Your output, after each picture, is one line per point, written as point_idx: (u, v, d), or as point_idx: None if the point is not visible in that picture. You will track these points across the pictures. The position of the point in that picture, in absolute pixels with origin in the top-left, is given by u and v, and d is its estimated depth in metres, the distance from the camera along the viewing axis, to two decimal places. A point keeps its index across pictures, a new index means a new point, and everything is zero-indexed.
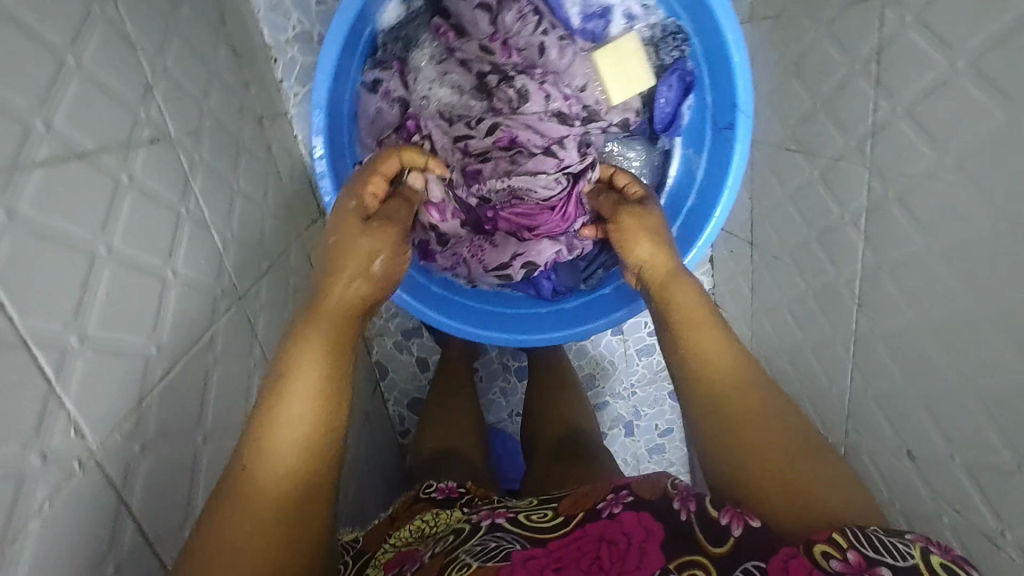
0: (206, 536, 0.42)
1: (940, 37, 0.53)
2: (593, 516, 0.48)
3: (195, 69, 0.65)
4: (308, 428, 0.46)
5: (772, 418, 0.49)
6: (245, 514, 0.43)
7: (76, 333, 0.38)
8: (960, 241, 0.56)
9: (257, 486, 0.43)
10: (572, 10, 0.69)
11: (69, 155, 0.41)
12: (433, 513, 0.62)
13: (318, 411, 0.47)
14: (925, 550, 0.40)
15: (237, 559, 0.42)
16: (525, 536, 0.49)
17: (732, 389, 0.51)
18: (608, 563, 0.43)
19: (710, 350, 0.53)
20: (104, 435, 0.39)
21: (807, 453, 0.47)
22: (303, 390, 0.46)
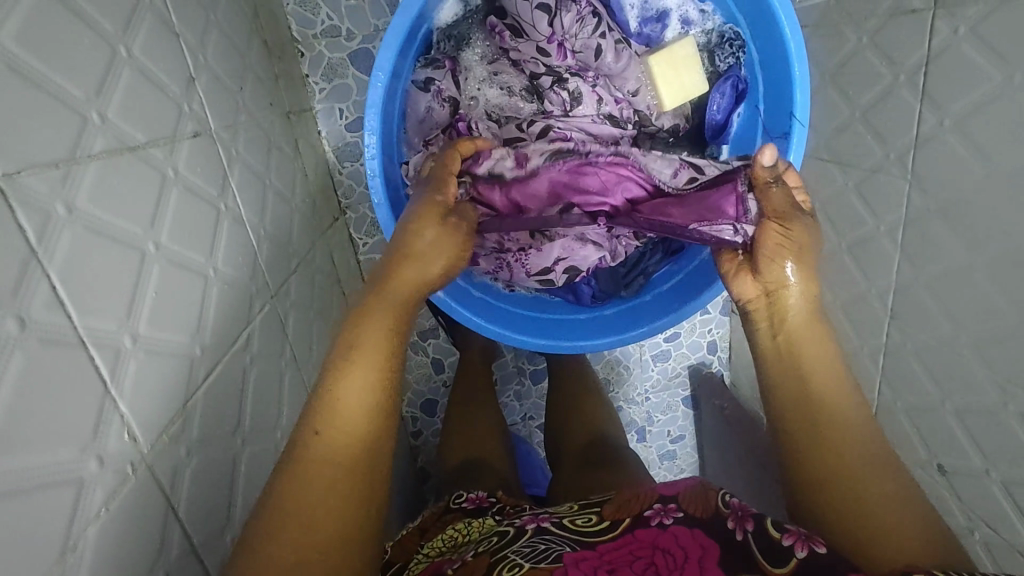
0: (279, 499, 0.44)
1: (997, 51, 0.53)
2: (641, 522, 0.52)
3: (231, 62, 0.64)
4: (376, 399, 0.48)
5: (898, 495, 0.45)
6: (312, 477, 0.44)
7: (129, 333, 0.37)
8: (1005, 256, 0.55)
9: (327, 452, 0.45)
10: (631, 14, 0.69)
11: (122, 148, 0.40)
12: (465, 522, 0.66)
13: (383, 385, 0.48)
14: None
15: (304, 522, 0.43)
16: (576, 540, 0.52)
17: (829, 416, 0.49)
18: (664, 568, 0.46)
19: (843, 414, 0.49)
20: (155, 439, 0.38)
21: (900, 497, 0.46)
22: (372, 364, 0.48)
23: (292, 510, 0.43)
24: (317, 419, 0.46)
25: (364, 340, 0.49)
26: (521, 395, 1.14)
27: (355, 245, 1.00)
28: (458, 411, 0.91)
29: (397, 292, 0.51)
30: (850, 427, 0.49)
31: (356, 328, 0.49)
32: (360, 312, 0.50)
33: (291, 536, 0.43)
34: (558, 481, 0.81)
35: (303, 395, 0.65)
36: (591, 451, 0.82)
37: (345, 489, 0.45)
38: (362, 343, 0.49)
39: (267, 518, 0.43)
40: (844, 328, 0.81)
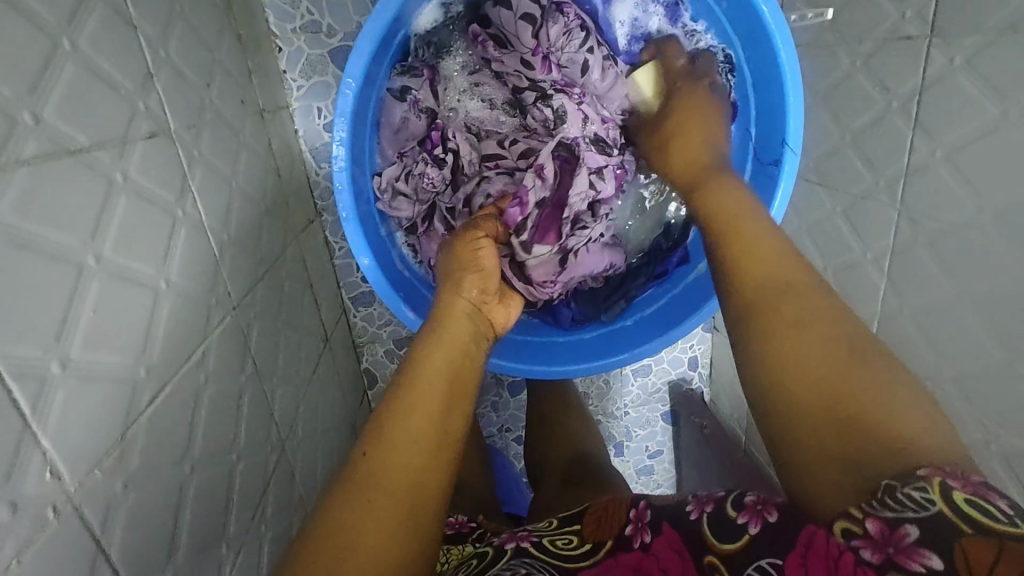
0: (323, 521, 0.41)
1: (993, 84, 0.52)
2: (624, 546, 0.48)
3: (198, 56, 0.60)
4: (436, 427, 0.46)
5: (819, 340, 0.44)
6: (362, 498, 0.41)
7: (58, 359, 0.34)
8: (992, 292, 0.54)
9: (381, 475, 0.43)
10: (620, 31, 0.68)
11: (60, 151, 0.36)
12: (444, 550, 0.62)
13: (442, 420, 0.46)
14: (945, 487, 0.34)
15: (351, 543, 0.39)
16: (555, 572, 0.49)
17: (799, 332, 0.45)
18: None
19: (754, 238, 0.50)
20: (83, 475, 0.35)
21: (880, 387, 0.41)
22: (433, 401, 0.47)
23: (339, 534, 0.40)
24: (370, 440, 0.45)
25: (423, 370, 0.48)
26: (498, 406, 1.11)
27: (330, 249, 0.97)
28: None
29: (456, 331, 0.52)
30: (816, 329, 0.44)
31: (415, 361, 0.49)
32: (420, 349, 0.50)
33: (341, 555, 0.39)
34: (536, 500, 0.78)
35: (264, 413, 0.61)
36: (570, 471, 0.79)
37: (399, 525, 0.41)
38: (420, 378, 0.48)
39: (309, 543, 0.40)
40: None
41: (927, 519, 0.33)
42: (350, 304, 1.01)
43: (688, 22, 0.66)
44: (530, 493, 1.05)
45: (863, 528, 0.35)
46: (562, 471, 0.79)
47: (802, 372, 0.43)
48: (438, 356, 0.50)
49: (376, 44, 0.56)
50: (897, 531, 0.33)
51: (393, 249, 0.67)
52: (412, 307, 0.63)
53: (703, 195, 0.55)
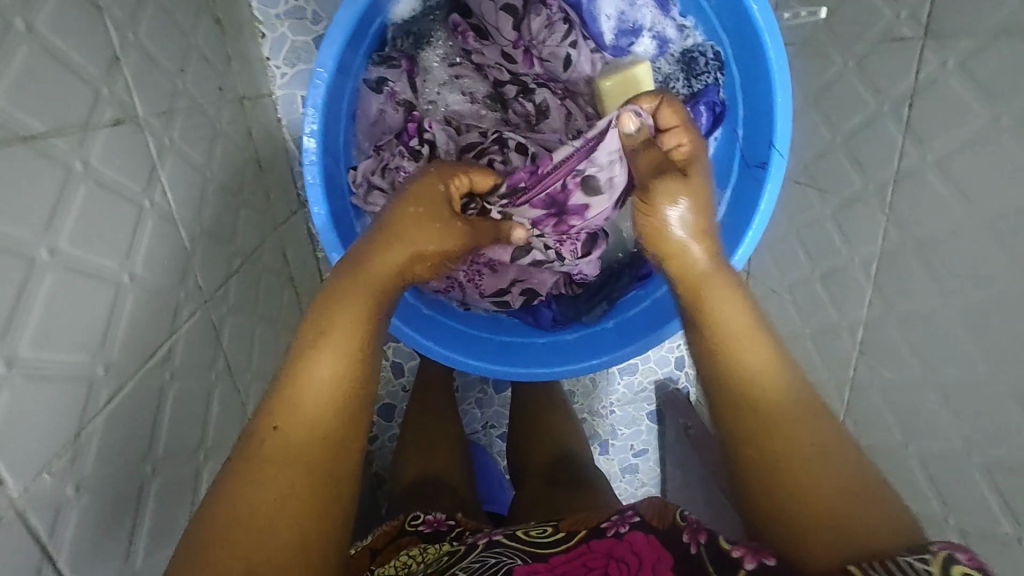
0: (233, 493, 0.41)
1: (986, 89, 0.51)
2: (598, 532, 0.50)
3: (172, 40, 0.58)
4: (349, 392, 0.45)
5: (802, 419, 0.46)
6: (271, 471, 0.42)
7: (3, 357, 0.32)
8: (978, 301, 0.54)
9: (288, 449, 0.42)
10: (606, 25, 0.64)
11: (9, 137, 0.35)
12: (420, 548, 0.61)
13: (346, 392, 0.45)
14: (948, 559, 0.36)
15: (268, 522, 0.40)
16: (529, 552, 0.51)
17: (764, 396, 0.47)
18: None
19: (745, 344, 0.49)
20: (30, 479, 0.33)
21: (829, 457, 0.45)
22: (344, 365, 0.45)
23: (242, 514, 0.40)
24: (279, 415, 0.43)
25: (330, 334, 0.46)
26: (482, 403, 1.10)
27: (313, 242, 0.95)
28: (415, 421, 0.87)
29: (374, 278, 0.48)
30: (771, 392, 0.47)
31: (322, 324, 0.46)
32: (327, 306, 0.47)
33: (259, 538, 0.40)
34: (518, 499, 0.77)
35: (235, 409, 0.60)
36: (552, 471, 0.78)
37: (296, 506, 0.41)
38: (334, 339, 0.45)
39: (212, 522, 0.40)
40: (813, 357, 0.79)
41: None
42: None
43: (676, 17, 0.64)
44: (513, 491, 1.05)
45: None
46: (545, 470, 0.78)
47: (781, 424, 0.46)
48: (349, 318, 0.46)
49: (347, 33, 0.55)
50: None
51: None
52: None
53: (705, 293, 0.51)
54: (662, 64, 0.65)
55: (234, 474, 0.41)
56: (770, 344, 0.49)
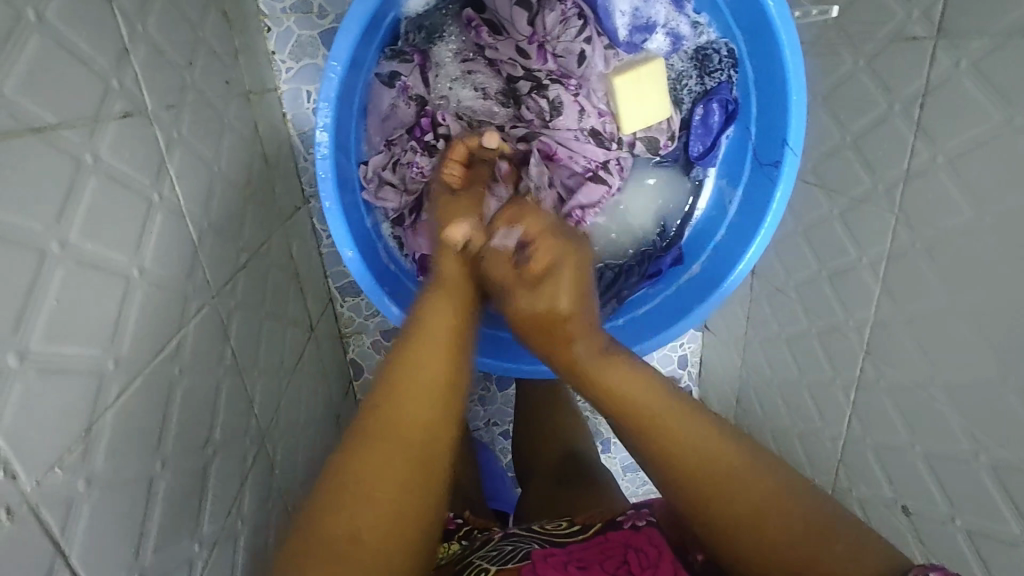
0: (344, 472, 0.44)
1: (999, 89, 0.50)
2: (613, 526, 0.54)
3: (180, 34, 0.58)
4: (446, 389, 0.48)
5: (736, 489, 0.46)
6: (374, 454, 0.44)
7: (16, 350, 0.32)
8: (988, 302, 0.53)
9: (386, 437, 0.45)
10: (620, 21, 0.64)
11: (20, 129, 0.34)
12: None
13: (447, 394, 0.48)
14: None
15: (371, 504, 0.43)
16: (547, 539, 0.54)
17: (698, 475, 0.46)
18: (637, 568, 0.47)
19: (666, 423, 0.48)
20: (42, 473, 0.33)
21: (722, 477, 0.46)
22: (437, 362, 0.48)
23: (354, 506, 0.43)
24: (375, 404, 0.47)
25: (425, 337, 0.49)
26: (485, 400, 1.10)
27: (317, 237, 0.95)
28: None
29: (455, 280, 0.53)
30: (692, 471, 0.46)
31: (418, 325, 0.50)
32: (422, 307, 0.51)
33: (356, 518, 0.43)
34: (524, 496, 0.77)
35: (243, 405, 0.60)
36: (558, 469, 0.79)
37: (405, 504, 0.44)
38: (424, 340, 0.49)
39: (324, 497, 0.44)
40: (818, 356, 0.80)
41: None
42: (337, 293, 1.00)
43: (690, 13, 0.63)
44: (518, 489, 1.05)
45: None
46: (550, 467, 0.78)
47: (659, 454, 0.47)
48: (443, 321, 0.51)
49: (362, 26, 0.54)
50: None
51: (378, 241, 0.65)
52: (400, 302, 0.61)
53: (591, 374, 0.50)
54: (674, 61, 0.66)
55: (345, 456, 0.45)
56: (683, 409, 0.48)
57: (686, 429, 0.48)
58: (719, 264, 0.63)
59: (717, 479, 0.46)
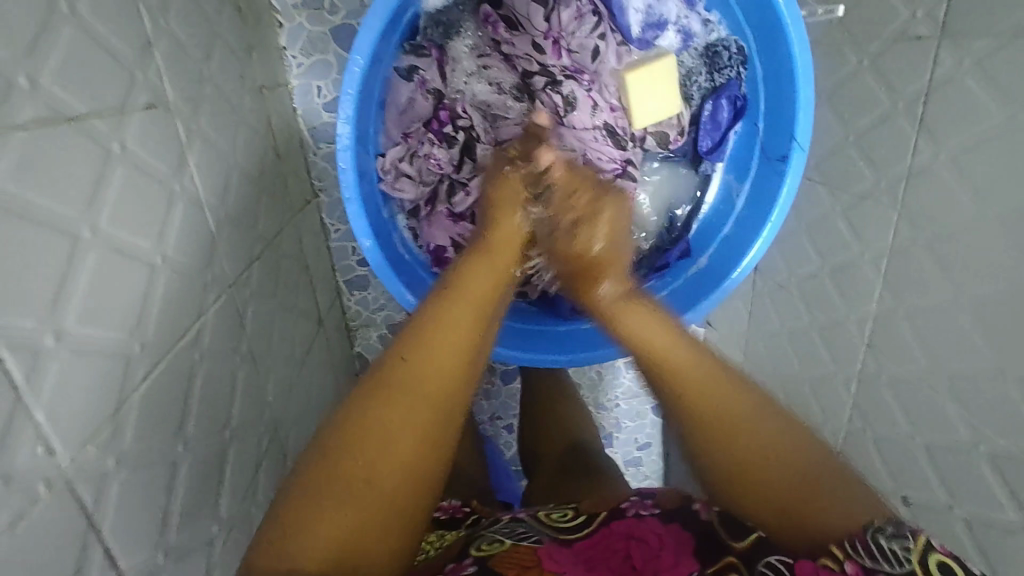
0: (365, 414, 0.44)
1: (1001, 88, 0.52)
2: (617, 514, 0.54)
3: (198, 28, 0.59)
4: (471, 349, 0.49)
5: (752, 437, 0.48)
6: (397, 397, 0.45)
7: (52, 331, 0.33)
8: (990, 296, 0.55)
9: (409, 378, 0.46)
10: (633, 18, 0.65)
11: (55, 118, 0.35)
12: (437, 534, 0.62)
13: (472, 355, 0.49)
14: (928, 547, 0.39)
15: (384, 444, 0.43)
16: (553, 534, 0.54)
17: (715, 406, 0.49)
18: (641, 562, 0.48)
19: (668, 344, 0.53)
20: (77, 450, 0.34)
21: (749, 429, 0.48)
22: (468, 314, 0.50)
23: (374, 441, 0.43)
24: (409, 345, 0.47)
25: (463, 295, 0.51)
26: (490, 394, 1.12)
27: (326, 232, 0.96)
28: None
29: (502, 248, 0.56)
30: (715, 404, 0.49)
31: (457, 278, 0.52)
32: (463, 263, 0.54)
33: (369, 455, 0.43)
34: (530, 487, 0.79)
35: (257, 393, 0.61)
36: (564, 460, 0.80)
37: (413, 454, 0.44)
38: (462, 293, 0.51)
39: (341, 430, 0.44)
40: (820, 351, 0.81)
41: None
42: (344, 287, 1.01)
43: (701, 11, 0.65)
44: (520, 483, 1.07)
45: (841, 566, 0.41)
46: (556, 458, 0.80)
47: (703, 412, 0.50)
48: (479, 280, 0.53)
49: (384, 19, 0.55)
50: None
51: (394, 231, 0.67)
52: (412, 290, 0.62)
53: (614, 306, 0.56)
54: (685, 57, 0.67)
55: (369, 399, 0.45)
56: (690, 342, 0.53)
57: (700, 373, 0.51)
58: (726, 256, 0.65)
59: (753, 425, 0.48)
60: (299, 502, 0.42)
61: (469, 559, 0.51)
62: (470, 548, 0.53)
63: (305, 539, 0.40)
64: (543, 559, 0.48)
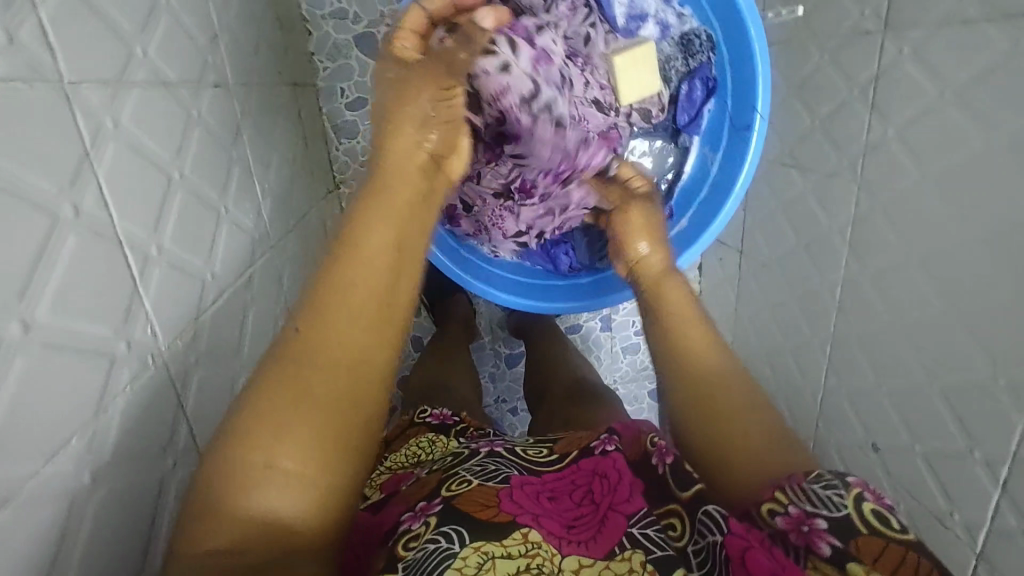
0: (264, 390, 0.40)
1: (933, 69, 0.61)
2: (587, 453, 0.55)
3: (248, 27, 0.69)
4: (380, 299, 0.44)
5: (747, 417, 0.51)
6: (300, 372, 0.40)
7: (155, 244, 0.41)
8: (937, 249, 0.63)
9: (314, 345, 0.41)
10: (618, 10, 0.75)
11: (158, 82, 0.44)
12: (429, 439, 0.71)
13: (382, 298, 0.44)
14: (860, 497, 0.42)
15: (291, 425, 0.39)
16: (524, 466, 0.55)
17: (723, 391, 0.52)
18: (599, 496, 0.50)
19: (694, 335, 0.57)
20: (170, 340, 0.42)
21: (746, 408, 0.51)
22: (371, 261, 0.44)
23: (306, 359, 0.41)
24: (305, 312, 0.42)
25: (386, 199, 0.48)
26: (496, 377, 1.19)
27: None
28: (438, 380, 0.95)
29: (400, 182, 0.50)
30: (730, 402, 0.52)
31: (355, 225, 0.46)
32: (359, 209, 0.47)
33: (274, 433, 0.39)
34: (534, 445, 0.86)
35: None
36: None
37: (350, 369, 0.41)
38: (361, 242, 0.45)
39: (242, 409, 0.40)
40: (799, 320, 0.89)
41: (838, 518, 0.41)
42: None
43: (676, 6, 0.74)
44: None
45: (787, 509, 0.43)
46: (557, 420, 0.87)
47: (706, 383, 0.53)
48: (380, 225, 0.46)
49: None
50: (810, 521, 0.41)
51: None
52: (445, 254, 0.78)
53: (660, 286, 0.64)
54: (664, 45, 0.75)
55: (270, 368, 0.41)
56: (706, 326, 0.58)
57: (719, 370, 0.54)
58: (706, 213, 0.75)
59: (736, 402, 0.51)
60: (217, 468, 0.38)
61: (439, 498, 0.50)
62: (442, 488, 0.52)
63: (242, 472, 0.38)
64: (503, 500, 0.49)
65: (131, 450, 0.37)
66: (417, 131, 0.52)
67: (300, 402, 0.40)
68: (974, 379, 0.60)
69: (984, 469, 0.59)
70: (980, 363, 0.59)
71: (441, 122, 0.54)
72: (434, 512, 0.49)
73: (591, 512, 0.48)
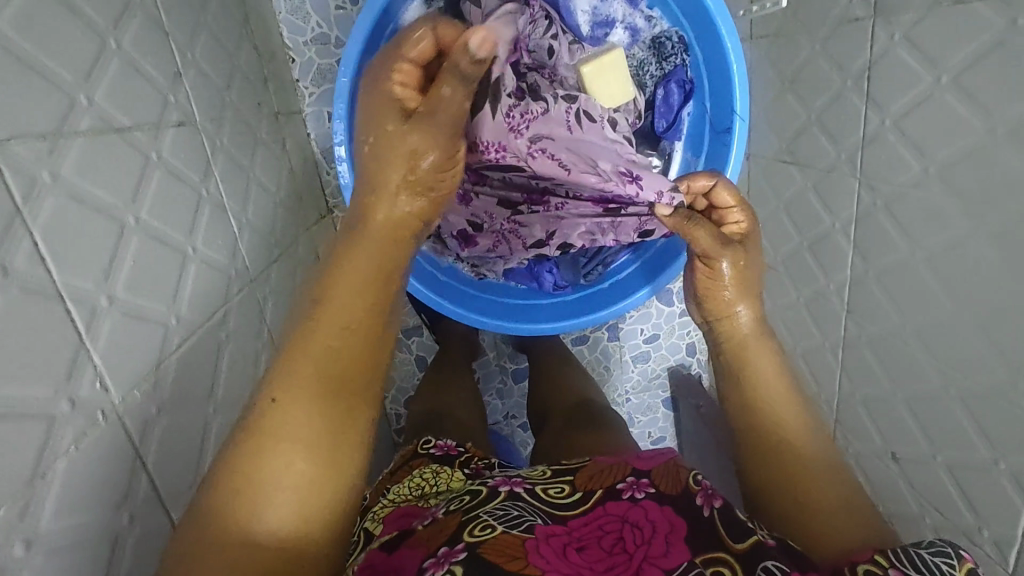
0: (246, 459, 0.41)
1: (928, 55, 0.57)
2: (613, 495, 0.53)
3: (219, 61, 0.68)
4: (347, 371, 0.45)
5: (823, 480, 0.52)
6: (278, 446, 0.41)
7: (106, 294, 0.41)
8: (944, 245, 0.58)
9: (286, 422, 0.42)
10: (582, 18, 0.73)
11: (108, 128, 0.44)
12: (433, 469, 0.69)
13: (355, 373, 0.46)
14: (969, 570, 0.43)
15: (271, 495, 0.40)
16: (547, 511, 0.52)
17: (793, 457, 0.54)
18: (632, 546, 0.47)
19: (770, 380, 0.59)
20: (125, 392, 0.41)
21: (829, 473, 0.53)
22: (334, 338, 0.46)
23: (279, 435, 0.42)
24: (279, 386, 0.44)
25: (344, 275, 0.48)
26: (503, 393, 1.17)
27: None
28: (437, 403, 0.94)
29: (367, 245, 0.50)
30: (812, 472, 0.53)
31: (325, 301, 0.47)
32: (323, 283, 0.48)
33: (259, 504, 0.40)
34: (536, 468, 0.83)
35: None
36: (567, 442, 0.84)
37: (332, 438, 0.43)
38: (323, 326, 0.46)
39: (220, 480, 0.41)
40: (808, 323, 0.84)
41: None
42: None
43: (644, 9, 0.73)
44: None
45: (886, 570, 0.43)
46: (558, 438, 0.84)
47: (782, 447, 0.55)
48: (344, 303, 0.47)
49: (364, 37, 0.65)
50: None
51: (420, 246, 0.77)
52: (423, 281, 0.76)
53: (749, 353, 0.61)
54: (634, 51, 0.74)
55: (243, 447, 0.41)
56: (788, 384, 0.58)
57: (801, 435, 0.55)
58: None
59: (811, 460, 0.54)
60: (201, 531, 0.39)
61: (461, 544, 0.47)
62: (464, 532, 0.48)
63: (228, 525, 0.39)
64: (530, 552, 0.45)
65: (76, 511, 0.36)
66: (406, 165, 0.51)
67: (293, 467, 0.41)
68: (992, 383, 0.55)
69: (1010, 481, 0.55)
70: (1000, 366, 0.54)
71: (439, 149, 0.52)
72: (459, 560, 0.45)
73: (625, 562, 0.46)
